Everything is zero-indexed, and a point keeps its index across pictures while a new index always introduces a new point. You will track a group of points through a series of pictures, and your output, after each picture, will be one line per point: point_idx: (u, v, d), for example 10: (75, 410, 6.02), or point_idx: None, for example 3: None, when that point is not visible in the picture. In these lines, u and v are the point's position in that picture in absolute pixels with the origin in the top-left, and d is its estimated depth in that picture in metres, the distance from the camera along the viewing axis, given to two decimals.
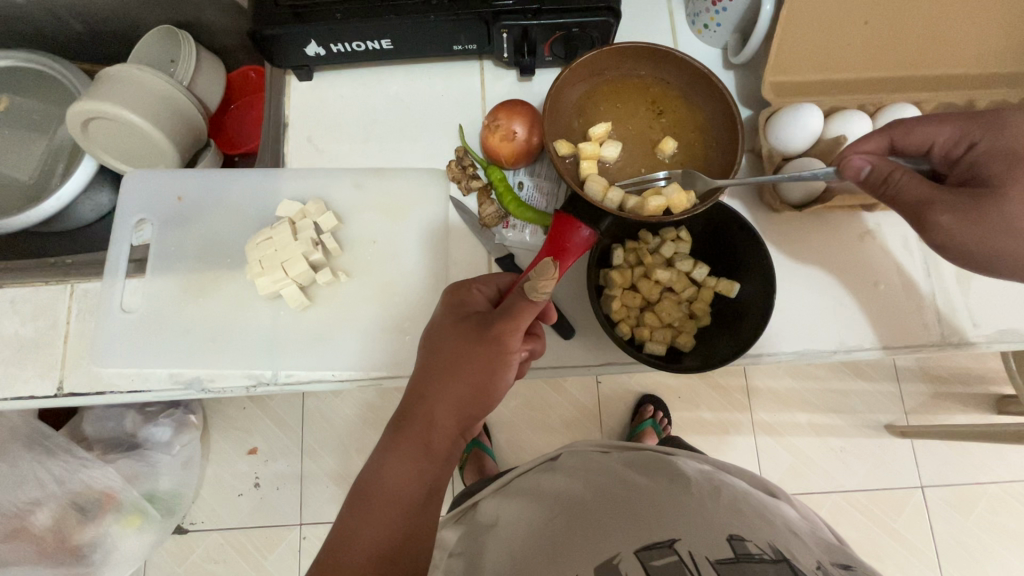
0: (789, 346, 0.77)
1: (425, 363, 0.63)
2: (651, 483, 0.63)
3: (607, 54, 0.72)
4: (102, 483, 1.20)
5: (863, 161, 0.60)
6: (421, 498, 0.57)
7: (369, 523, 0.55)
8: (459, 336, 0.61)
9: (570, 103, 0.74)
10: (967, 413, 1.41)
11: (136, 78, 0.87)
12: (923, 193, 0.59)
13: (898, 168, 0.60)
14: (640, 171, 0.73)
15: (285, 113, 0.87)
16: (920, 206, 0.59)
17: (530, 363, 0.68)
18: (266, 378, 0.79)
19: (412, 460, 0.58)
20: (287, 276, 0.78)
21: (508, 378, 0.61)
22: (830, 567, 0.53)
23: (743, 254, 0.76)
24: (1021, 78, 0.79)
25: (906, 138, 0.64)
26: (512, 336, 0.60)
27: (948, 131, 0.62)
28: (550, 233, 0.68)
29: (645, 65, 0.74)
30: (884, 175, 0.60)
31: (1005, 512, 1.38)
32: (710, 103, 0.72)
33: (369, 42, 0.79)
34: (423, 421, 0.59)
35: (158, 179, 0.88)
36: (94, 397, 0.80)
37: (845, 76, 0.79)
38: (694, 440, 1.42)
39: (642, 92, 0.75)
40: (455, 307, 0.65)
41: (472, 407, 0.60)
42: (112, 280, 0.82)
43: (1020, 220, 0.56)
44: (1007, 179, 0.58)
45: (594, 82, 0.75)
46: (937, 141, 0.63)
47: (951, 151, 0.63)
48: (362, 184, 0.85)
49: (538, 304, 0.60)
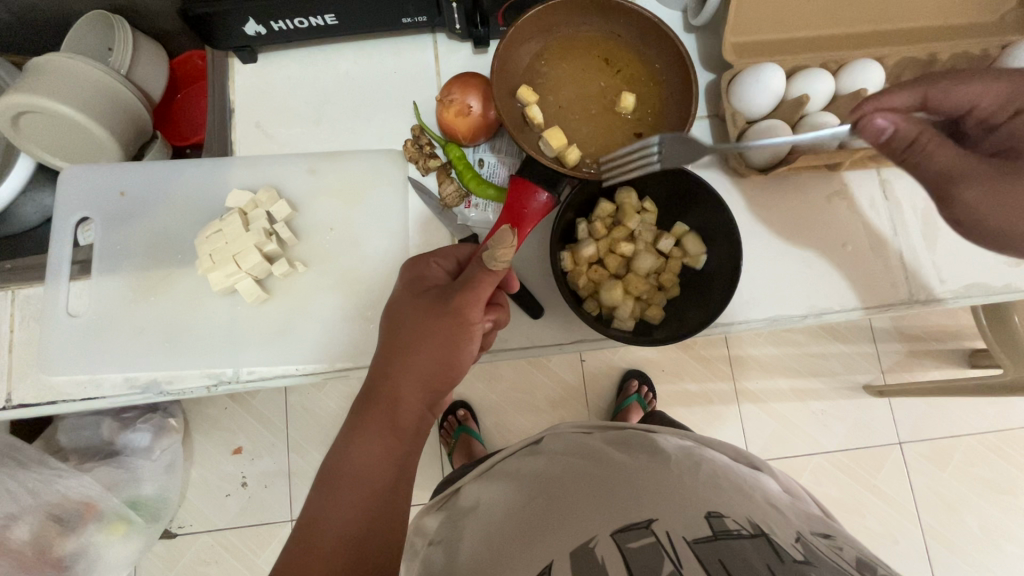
0: (760, 312, 0.77)
1: (387, 342, 0.60)
2: (631, 461, 0.62)
3: (554, 8, 0.68)
4: (80, 493, 1.15)
5: (887, 119, 0.49)
6: (392, 476, 0.55)
7: (340, 505, 0.53)
8: (420, 312, 0.59)
9: (521, 63, 0.71)
10: (942, 368, 1.44)
11: (63, 66, 0.81)
12: (954, 163, 0.49)
13: (925, 129, 0.49)
14: (597, 130, 0.71)
15: (230, 98, 0.82)
16: (943, 180, 0.50)
17: (495, 333, 0.67)
18: (227, 376, 0.77)
19: (379, 440, 0.56)
20: (239, 269, 0.75)
21: (472, 349, 0.59)
22: (810, 537, 0.52)
23: (709, 221, 0.74)
24: (979, 28, 0.78)
25: (947, 96, 0.57)
26: (472, 307, 0.58)
27: (994, 93, 0.56)
28: (507, 201, 0.67)
29: (594, 20, 0.71)
30: (910, 138, 0.49)
31: (979, 462, 1.42)
32: (660, 55, 0.71)
33: (313, 18, 0.75)
34: (388, 400, 0.57)
35: (97, 175, 0.83)
36: (47, 408, 0.77)
37: (803, 35, 0.78)
38: (678, 412, 1.43)
39: (594, 48, 0.72)
40: (414, 282, 0.63)
41: (438, 382, 0.58)
42: (55, 284, 0.79)
43: None
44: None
45: (544, 39, 0.71)
46: (979, 103, 0.57)
47: (990, 117, 0.57)
48: (317, 169, 0.82)
49: (497, 273, 0.58)
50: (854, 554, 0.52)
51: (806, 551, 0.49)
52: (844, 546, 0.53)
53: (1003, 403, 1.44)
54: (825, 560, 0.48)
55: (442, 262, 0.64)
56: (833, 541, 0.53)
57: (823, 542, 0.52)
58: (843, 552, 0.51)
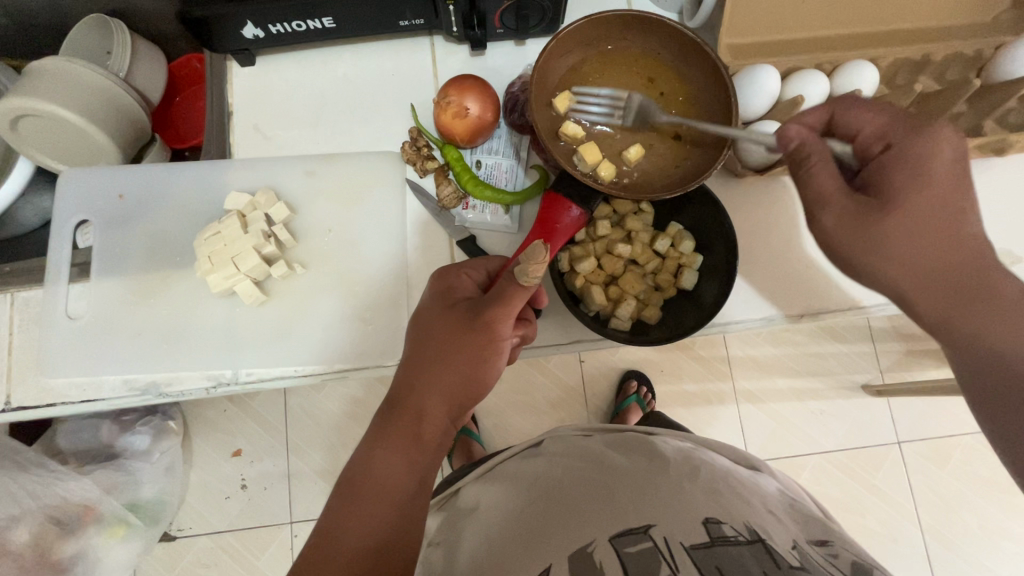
0: (756, 311, 0.77)
1: (414, 353, 0.61)
2: (630, 465, 0.62)
3: (597, 23, 0.68)
4: (78, 496, 1.15)
5: (795, 131, 0.54)
6: (413, 490, 0.55)
7: (360, 514, 0.53)
8: (448, 325, 0.60)
9: (557, 75, 0.71)
10: (939, 368, 1.44)
11: (61, 69, 0.81)
12: (829, 188, 0.52)
13: (820, 151, 0.53)
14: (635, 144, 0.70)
15: (228, 101, 0.82)
16: (815, 200, 0.53)
17: (521, 348, 0.67)
18: (227, 377, 0.77)
19: (402, 451, 0.56)
20: (238, 271, 0.75)
21: (499, 365, 0.59)
22: (806, 544, 0.52)
23: (706, 222, 0.75)
24: (973, 28, 0.78)
25: (841, 118, 0.56)
26: (502, 321, 0.58)
27: (875, 126, 0.54)
28: (540, 215, 0.67)
29: (638, 36, 0.71)
30: (803, 156, 0.53)
31: (978, 462, 1.42)
32: (701, 74, 0.70)
33: (311, 21, 0.75)
34: (413, 411, 0.58)
35: (97, 178, 0.84)
36: (45, 410, 0.77)
37: (799, 36, 0.78)
38: (677, 413, 1.43)
39: (633, 64, 0.72)
40: (444, 293, 0.63)
41: (463, 396, 0.58)
42: (54, 287, 0.79)
43: (897, 242, 0.51)
44: (899, 199, 0.51)
45: (582, 53, 0.71)
46: (862, 131, 0.55)
47: (868, 148, 0.55)
48: (315, 172, 0.82)
49: (529, 288, 0.56)
50: (850, 560, 0.52)
51: (803, 558, 0.49)
52: (840, 552, 0.53)
53: None
54: (820, 568, 0.48)
55: (473, 273, 0.64)
56: (829, 548, 0.54)
57: (818, 550, 0.52)
58: (839, 558, 0.52)
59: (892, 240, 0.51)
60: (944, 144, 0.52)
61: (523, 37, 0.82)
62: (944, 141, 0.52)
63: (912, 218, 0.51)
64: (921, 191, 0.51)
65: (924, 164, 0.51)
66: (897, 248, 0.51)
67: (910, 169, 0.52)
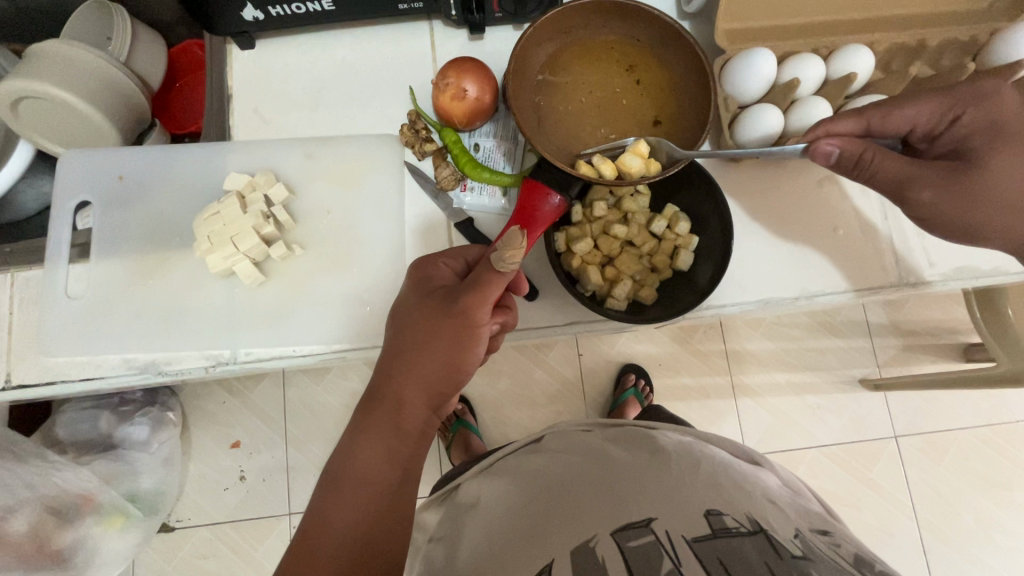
0: (752, 295, 0.77)
1: (393, 345, 0.61)
2: (630, 459, 0.63)
3: (571, 12, 0.70)
4: (77, 486, 1.14)
5: (833, 146, 0.63)
6: (395, 481, 0.56)
7: (342, 509, 0.54)
8: (426, 314, 0.60)
9: (535, 64, 0.73)
10: (937, 363, 1.45)
11: (64, 52, 0.82)
12: (907, 171, 0.61)
13: (869, 147, 0.62)
14: (612, 134, 0.73)
15: (227, 85, 0.83)
16: (900, 185, 0.62)
17: (503, 335, 0.67)
18: (226, 358, 0.78)
19: (382, 443, 0.57)
20: (238, 250, 0.76)
21: (478, 352, 0.60)
22: (808, 533, 0.53)
23: (700, 205, 0.76)
24: (971, 14, 0.78)
25: (891, 118, 0.64)
26: (480, 308, 0.59)
27: (931, 111, 0.63)
28: (518, 202, 0.67)
29: (615, 22, 0.72)
30: (855, 157, 0.62)
31: (975, 456, 1.43)
32: (680, 59, 0.71)
33: (310, 3, 0.76)
34: (392, 402, 0.58)
35: (98, 159, 0.84)
36: (44, 389, 0.77)
37: (798, 21, 0.78)
38: (675, 405, 1.44)
39: (612, 53, 0.73)
40: (421, 283, 0.64)
41: (441, 385, 0.59)
42: (54, 268, 0.80)
43: (997, 190, 0.60)
44: (985, 154, 0.60)
45: (560, 41, 0.73)
46: (918, 122, 0.64)
47: (934, 128, 0.64)
48: (313, 155, 0.83)
49: (506, 275, 0.59)
50: (852, 551, 0.53)
51: (804, 547, 0.50)
52: (841, 543, 0.54)
53: (997, 398, 1.45)
54: (823, 556, 0.49)
55: (450, 262, 0.65)
56: (831, 537, 0.54)
57: (821, 538, 0.53)
58: (841, 548, 0.52)
59: (994, 190, 0.60)
60: (1002, 97, 0.62)
61: (521, 21, 0.82)
62: (1002, 97, 0.62)
63: (1002, 166, 0.60)
64: (1000, 142, 0.60)
65: (993, 124, 0.61)
66: (1000, 194, 0.60)
67: (983, 129, 0.61)
